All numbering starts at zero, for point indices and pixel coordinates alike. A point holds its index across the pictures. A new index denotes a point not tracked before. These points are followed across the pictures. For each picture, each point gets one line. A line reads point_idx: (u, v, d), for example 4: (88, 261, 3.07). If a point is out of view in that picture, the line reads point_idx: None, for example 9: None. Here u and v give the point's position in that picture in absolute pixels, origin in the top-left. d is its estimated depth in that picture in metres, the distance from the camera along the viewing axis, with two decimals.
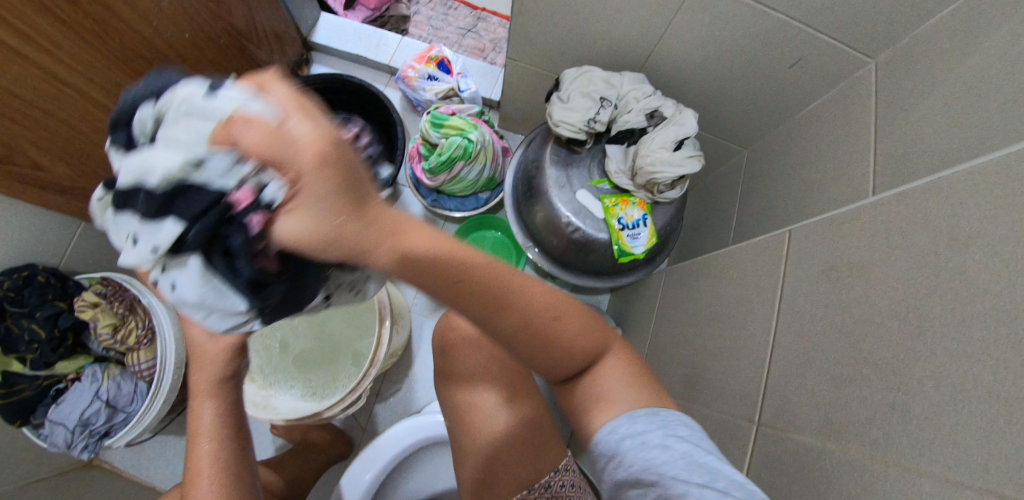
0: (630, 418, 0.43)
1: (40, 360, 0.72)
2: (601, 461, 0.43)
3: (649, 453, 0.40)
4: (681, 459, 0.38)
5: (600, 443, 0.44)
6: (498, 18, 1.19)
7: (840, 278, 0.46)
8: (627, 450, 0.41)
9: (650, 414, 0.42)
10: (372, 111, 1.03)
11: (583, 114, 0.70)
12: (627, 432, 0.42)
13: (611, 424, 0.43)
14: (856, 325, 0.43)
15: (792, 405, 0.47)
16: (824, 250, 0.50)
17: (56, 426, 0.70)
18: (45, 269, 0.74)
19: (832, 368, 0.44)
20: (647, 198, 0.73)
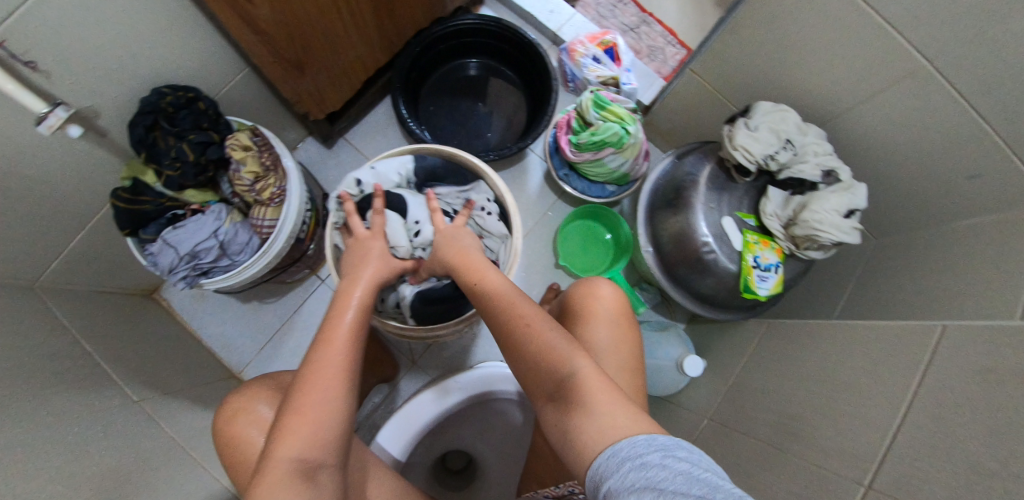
0: (631, 442, 0.42)
1: (175, 181, 0.72)
2: (598, 484, 0.42)
3: (648, 472, 0.38)
4: (680, 477, 0.37)
5: (598, 466, 0.43)
6: (662, 27, 1.18)
7: (998, 377, 0.46)
8: (625, 470, 0.40)
9: (650, 438, 0.42)
10: (532, 74, 1.07)
11: (765, 148, 0.72)
12: (629, 453, 0.41)
13: (613, 447, 0.43)
14: (1006, 417, 0.43)
15: (914, 481, 0.47)
16: (979, 350, 0.50)
17: (169, 247, 0.70)
18: (206, 99, 0.75)
19: (971, 458, 0.44)
20: (786, 248, 0.76)
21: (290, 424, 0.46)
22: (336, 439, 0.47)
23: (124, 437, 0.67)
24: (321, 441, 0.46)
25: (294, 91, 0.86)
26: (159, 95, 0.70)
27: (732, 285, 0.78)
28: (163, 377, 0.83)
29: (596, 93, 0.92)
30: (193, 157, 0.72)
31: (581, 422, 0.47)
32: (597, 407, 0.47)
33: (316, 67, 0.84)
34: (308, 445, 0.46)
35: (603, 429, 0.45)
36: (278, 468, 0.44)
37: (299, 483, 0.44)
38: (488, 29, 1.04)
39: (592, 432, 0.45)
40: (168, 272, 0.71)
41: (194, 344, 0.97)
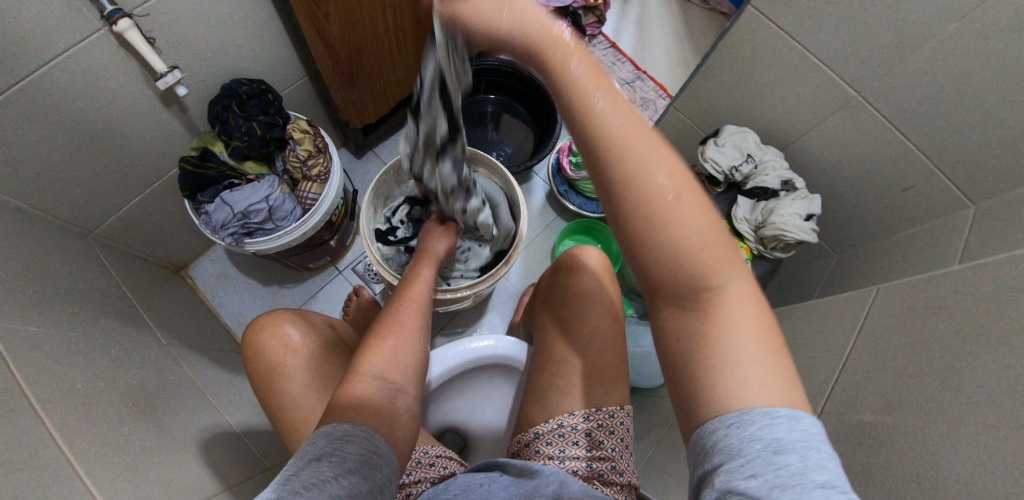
0: (768, 411, 0.35)
1: (240, 150, 0.84)
2: (704, 453, 0.36)
3: (772, 466, 0.32)
4: (803, 470, 0.31)
5: (716, 428, 0.36)
6: (655, 83, 1.41)
7: (915, 317, 0.56)
8: (738, 457, 0.34)
9: (786, 419, 0.34)
10: (540, 110, 1.26)
11: (729, 161, 0.87)
12: (745, 431, 0.34)
13: (746, 414, 0.35)
14: (920, 343, 0.53)
15: (857, 397, 0.56)
16: (903, 299, 0.60)
17: (224, 205, 0.81)
18: (275, 92, 0.90)
19: (894, 373, 0.54)
20: (755, 249, 0.89)
21: (372, 353, 0.63)
22: (410, 371, 0.65)
23: (153, 366, 0.72)
24: (395, 371, 0.63)
25: (342, 100, 1.03)
26: (240, 82, 0.84)
27: None
28: (188, 335, 0.89)
29: None
30: (260, 134, 0.85)
31: (717, 346, 0.38)
32: (745, 344, 0.38)
33: (363, 81, 1.02)
34: (386, 370, 0.62)
35: (745, 390, 0.36)
36: (362, 382, 0.58)
37: (376, 396, 0.58)
38: (504, 70, 1.24)
39: (733, 371, 0.37)
40: (220, 227, 0.81)
41: (212, 319, 1.04)
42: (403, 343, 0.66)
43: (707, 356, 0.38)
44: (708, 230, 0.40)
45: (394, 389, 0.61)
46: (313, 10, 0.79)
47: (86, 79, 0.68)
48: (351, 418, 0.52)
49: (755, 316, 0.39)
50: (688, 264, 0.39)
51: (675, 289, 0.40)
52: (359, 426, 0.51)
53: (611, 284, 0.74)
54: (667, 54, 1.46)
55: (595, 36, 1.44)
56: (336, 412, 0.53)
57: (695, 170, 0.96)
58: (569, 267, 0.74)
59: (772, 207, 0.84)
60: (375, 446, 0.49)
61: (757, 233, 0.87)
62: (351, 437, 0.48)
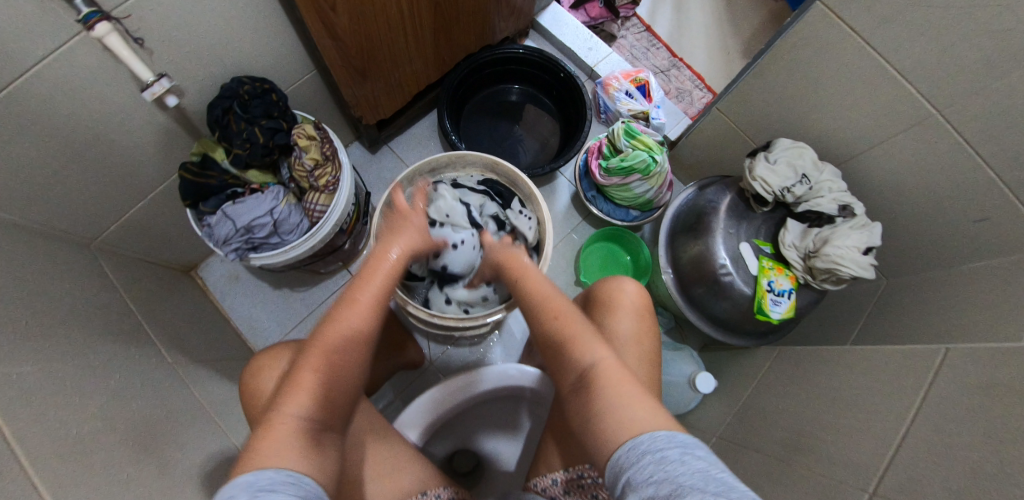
0: (652, 436, 0.48)
1: (242, 159, 0.78)
2: (619, 475, 0.47)
3: (667, 465, 0.44)
4: (697, 473, 0.42)
5: (620, 454, 0.48)
6: (691, 72, 1.28)
7: (999, 398, 0.49)
8: (646, 462, 0.45)
9: (670, 435, 0.47)
10: (567, 104, 1.16)
11: (782, 181, 0.78)
12: (649, 447, 0.47)
13: (635, 440, 0.48)
14: (1004, 434, 0.46)
15: (917, 481, 0.50)
16: (982, 371, 0.53)
17: (226, 220, 0.75)
18: (279, 91, 0.82)
19: (969, 463, 0.47)
20: (801, 277, 0.80)
21: (293, 388, 0.48)
22: (338, 408, 0.51)
23: (157, 391, 0.69)
24: (320, 409, 0.49)
25: (353, 95, 0.95)
26: (240, 82, 0.77)
27: (747, 309, 0.82)
28: (194, 346, 0.86)
29: (628, 124, 1.02)
30: (262, 141, 0.78)
31: (602, 407, 0.53)
32: (619, 403, 0.52)
33: (376, 75, 0.94)
34: (312, 410, 0.48)
35: (632, 422, 0.50)
36: (285, 425, 0.46)
37: (300, 440, 0.46)
38: (529, 59, 1.13)
39: (613, 422, 0.51)
40: (222, 243, 0.76)
41: (222, 323, 1.01)
42: (337, 375, 0.51)
43: (602, 422, 0.52)
44: (580, 325, 0.61)
45: (318, 431, 0.48)
46: (318, 3, 0.70)
47: (70, 88, 0.62)
48: (281, 457, 0.44)
49: (622, 375, 0.55)
50: (560, 338, 0.61)
51: (561, 373, 0.62)
52: (286, 467, 0.43)
53: (647, 329, 0.65)
54: (708, 40, 1.32)
55: (629, 18, 1.31)
56: (265, 446, 0.44)
57: (740, 185, 0.87)
58: (601, 306, 0.67)
59: (829, 236, 0.75)
60: (308, 490, 0.42)
61: (806, 262, 0.78)
62: (286, 475, 0.42)
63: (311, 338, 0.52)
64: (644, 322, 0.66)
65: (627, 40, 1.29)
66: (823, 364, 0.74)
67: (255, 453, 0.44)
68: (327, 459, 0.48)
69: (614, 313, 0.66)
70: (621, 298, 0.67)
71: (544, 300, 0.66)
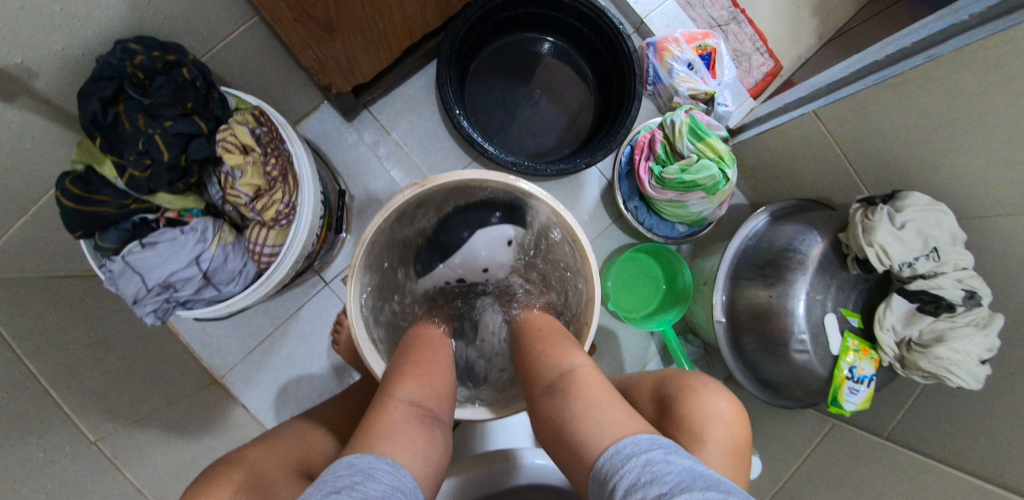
0: (635, 438, 0.41)
1: (144, 181, 0.52)
2: (604, 483, 0.40)
3: (654, 467, 0.37)
4: (684, 470, 0.35)
5: (604, 462, 0.41)
6: (753, 29, 0.97)
7: None
8: (629, 465, 0.38)
9: (653, 438, 0.40)
10: (610, 70, 0.88)
11: (903, 253, 0.59)
12: (633, 449, 0.39)
13: (617, 444, 0.41)
14: None
15: None
16: None
17: (132, 272, 0.52)
18: (195, 64, 0.53)
19: None
20: (887, 362, 0.66)
21: (405, 377, 0.51)
22: (444, 405, 0.52)
23: None
24: (429, 398, 0.51)
25: (315, 58, 0.65)
26: (126, 52, 0.48)
27: (814, 389, 0.69)
28: (128, 395, 0.69)
29: (693, 116, 0.77)
30: (168, 157, 0.52)
31: (578, 413, 0.48)
32: (595, 406, 0.47)
33: (349, 30, 0.63)
34: (422, 398, 0.50)
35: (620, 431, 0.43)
36: (397, 409, 0.47)
37: (413, 423, 0.46)
38: (565, 3, 0.82)
39: (591, 421, 0.46)
40: (133, 302, 0.54)
41: (168, 342, 0.82)
42: (432, 379, 0.53)
43: (583, 427, 0.46)
44: (565, 340, 0.58)
45: (430, 418, 0.49)
46: None
47: None
48: (396, 443, 0.43)
49: (597, 382, 0.51)
50: (542, 343, 0.58)
51: (536, 383, 0.55)
52: (393, 456, 0.41)
53: (737, 475, 0.51)
54: None
55: None
56: (378, 428, 0.44)
57: (837, 235, 0.68)
58: (680, 430, 0.51)
59: (945, 333, 0.60)
60: (402, 482, 0.39)
61: (903, 351, 0.64)
62: (387, 464, 0.39)
63: (398, 357, 0.56)
64: (736, 466, 0.51)
65: None
66: (895, 472, 0.63)
67: (368, 433, 0.43)
68: (436, 445, 0.46)
69: (702, 448, 0.50)
70: (713, 427, 0.51)
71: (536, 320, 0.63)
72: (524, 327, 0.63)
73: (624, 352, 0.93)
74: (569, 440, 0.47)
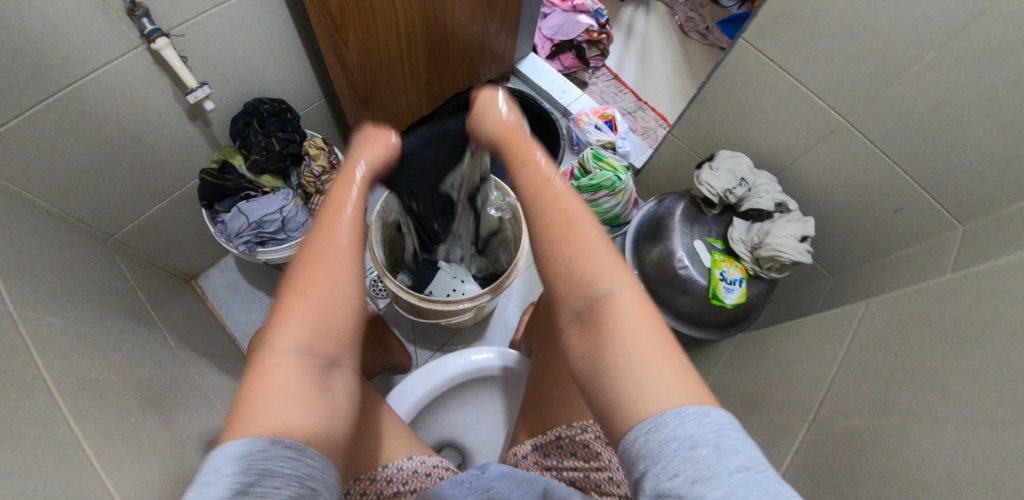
0: (679, 413, 0.36)
1: (260, 163, 0.89)
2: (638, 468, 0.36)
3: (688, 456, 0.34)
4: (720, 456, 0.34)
5: (638, 437, 0.36)
6: (655, 113, 1.47)
7: (906, 325, 0.58)
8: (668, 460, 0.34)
9: (696, 410, 0.36)
10: (545, 135, 1.32)
11: (724, 184, 0.90)
12: (671, 437, 0.35)
13: (655, 416, 0.36)
14: (907, 351, 0.55)
15: (851, 401, 0.58)
16: (892, 311, 0.62)
17: (241, 214, 0.85)
18: (294, 113, 0.96)
19: (885, 376, 0.56)
20: (751, 269, 0.91)
21: (285, 322, 0.44)
22: (342, 339, 0.46)
23: (162, 365, 0.74)
24: (324, 338, 0.44)
25: (356, 121, 1.09)
26: (261, 102, 0.90)
27: (705, 298, 0.92)
28: (195, 340, 0.91)
29: (594, 150, 1.17)
30: (279, 149, 0.90)
31: (614, 359, 0.41)
32: (637, 358, 0.40)
33: (377, 104, 1.08)
34: (311, 340, 0.43)
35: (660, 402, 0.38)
36: (280, 362, 0.41)
37: (307, 381, 0.42)
38: (510, 98, 1.31)
39: (631, 372, 0.39)
40: (235, 235, 0.85)
41: (219, 327, 1.06)
42: (320, 318, 0.45)
43: (618, 379, 0.40)
44: (602, 251, 0.47)
45: (324, 368, 0.44)
46: (334, 37, 0.85)
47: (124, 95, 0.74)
48: (285, 401, 0.40)
49: (638, 316, 0.43)
50: (567, 230, 0.48)
51: (563, 297, 0.47)
52: (290, 436, 0.38)
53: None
54: (666, 85, 1.53)
55: (598, 68, 1.53)
56: (258, 392, 0.40)
57: (691, 194, 1.00)
58: None
59: (768, 229, 0.87)
60: (306, 467, 0.38)
61: (754, 254, 0.89)
62: (285, 449, 0.37)
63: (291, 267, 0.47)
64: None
65: (598, 87, 1.49)
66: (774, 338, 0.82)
67: (241, 419, 0.38)
68: (331, 409, 0.43)
69: None
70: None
71: (521, 168, 0.54)
72: (524, 175, 0.53)
73: None
74: (597, 377, 0.42)
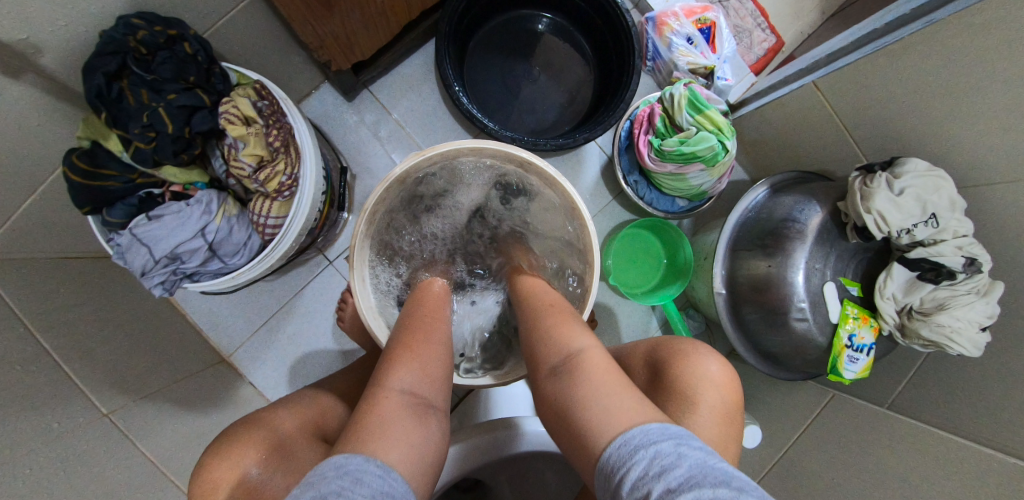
0: (644, 428, 0.38)
1: (149, 155, 0.53)
2: (609, 474, 0.37)
3: (662, 459, 0.35)
4: (696, 465, 0.33)
5: (610, 451, 0.38)
6: (754, 4, 0.93)
7: None
8: (633, 456, 0.36)
9: (662, 426, 0.38)
10: (609, 46, 0.88)
11: (902, 219, 0.60)
12: (641, 439, 0.37)
13: (625, 433, 0.38)
14: None
15: None
16: None
17: (138, 244, 0.54)
18: (197, 39, 0.54)
19: None
20: (887, 331, 0.66)
21: (399, 363, 0.46)
22: (441, 388, 0.47)
23: (86, 470, 0.54)
24: (426, 385, 0.46)
25: (314, 34, 0.65)
26: (128, 27, 0.49)
27: (813, 358, 0.70)
28: (140, 371, 0.70)
29: (692, 89, 0.78)
30: (173, 129, 0.53)
31: (583, 396, 0.44)
32: (599, 389, 0.43)
33: (346, 6, 0.63)
34: (417, 382, 0.45)
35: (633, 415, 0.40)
36: (391, 397, 0.42)
37: (411, 413, 0.42)
38: None
39: (603, 421, 0.40)
40: (141, 274, 0.56)
41: (178, 321, 0.84)
42: (429, 360, 0.48)
43: (577, 404, 0.44)
44: (573, 319, 0.53)
45: (425, 406, 0.44)
46: None
47: None
48: (385, 434, 0.39)
49: (608, 364, 0.46)
50: (549, 319, 0.54)
51: (537, 362, 0.51)
52: (383, 457, 0.36)
53: (731, 435, 0.52)
54: None
55: None
56: (372, 421, 0.40)
57: (837, 204, 0.68)
58: (678, 397, 0.52)
59: (947, 301, 0.60)
60: (392, 487, 0.35)
61: (903, 319, 0.64)
62: (375, 466, 0.35)
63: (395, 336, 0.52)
64: (728, 428, 0.52)
65: None
66: (889, 440, 0.64)
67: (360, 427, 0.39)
68: (428, 436, 0.41)
69: (695, 410, 0.51)
70: (705, 389, 0.52)
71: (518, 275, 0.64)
72: (525, 286, 0.61)
73: (624, 328, 0.94)
74: (572, 429, 0.43)
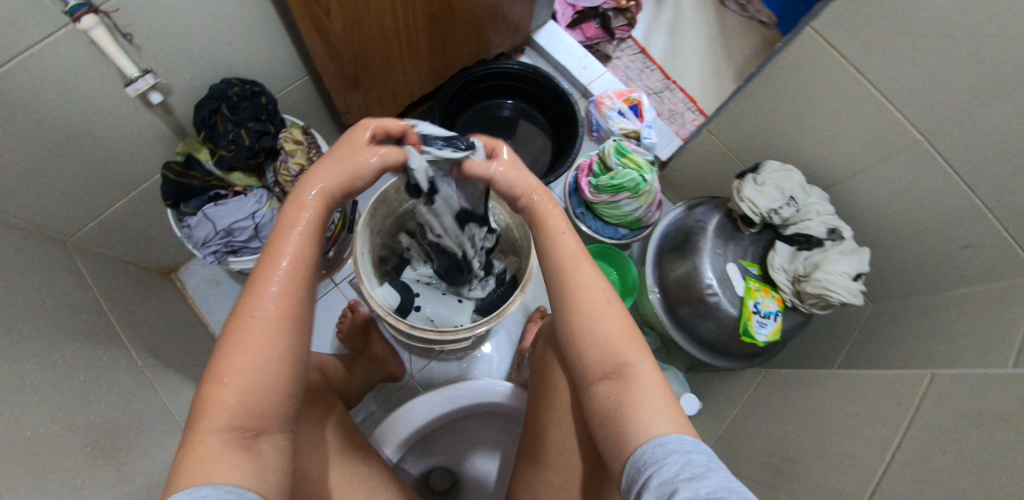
0: (679, 439, 0.45)
1: (227, 160, 0.78)
2: (641, 466, 0.44)
3: (694, 468, 0.41)
4: (723, 481, 0.39)
5: (646, 451, 0.45)
6: (684, 94, 1.33)
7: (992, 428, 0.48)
8: (669, 460, 0.43)
9: (699, 444, 0.44)
10: (561, 120, 1.18)
11: (768, 202, 0.78)
12: (678, 447, 0.43)
13: (666, 444, 0.45)
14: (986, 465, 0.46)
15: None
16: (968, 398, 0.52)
17: (206, 221, 0.75)
18: (268, 95, 0.82)
19: (957, 489, 0.47)
20: (788, 300, 0.80)
21: (223, 383, 0.42)
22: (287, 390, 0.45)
23: (119, 393, 0.66)
24: (253, 404, 0.42)
25: (345, 103, 0.94)
26: (228, 84, 0.76)
27: (731, 330, 0.82)
28: (169, 350, 0.84)
29: (617, 142, 1.01)
30: (248, 143, 0.78)
31: (635, 410, 0.48)
32: (651, 406, 0.48)
33: (368, 84, 0.93)
34: (237, 409, 0.42)
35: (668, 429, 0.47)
36: (206, 440, 0.40)
37: (233, 449, 0.40)
38: (524, 76, 1.15)
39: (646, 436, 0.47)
40: (201, 244, 0.75)
41: (200, 328, 0.99)
42: (274, 344, 0.44)
43: (624, 411, 0.49)
44: (618, 313, 0.54)
45: (253, 432, 0.42)
46: (311, 7, 0.69)
47: (48, 81, 0.60)
48: (214, 468, 0.39)
49: (658, 382, 0.51)
50: (596, 313, 0.54)
51: (580, 357, 0.54)
52: (229, 481, 0.38)
53: None
54: (700, 64, 1.38)
55: (624, 40, 1.36)
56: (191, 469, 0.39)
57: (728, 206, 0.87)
58: None
59: (819, 261, 0.75)
60: None
61: (795, 286, 0.78)
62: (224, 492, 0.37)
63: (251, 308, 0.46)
64: None
65: (622, 61, 1.34)
66: (807, 390, 0.73)
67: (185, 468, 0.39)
68: (265, 459, 0.42)
69: None
70: None
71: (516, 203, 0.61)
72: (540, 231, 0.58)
73: None
74: (612, 425, 0.50)
